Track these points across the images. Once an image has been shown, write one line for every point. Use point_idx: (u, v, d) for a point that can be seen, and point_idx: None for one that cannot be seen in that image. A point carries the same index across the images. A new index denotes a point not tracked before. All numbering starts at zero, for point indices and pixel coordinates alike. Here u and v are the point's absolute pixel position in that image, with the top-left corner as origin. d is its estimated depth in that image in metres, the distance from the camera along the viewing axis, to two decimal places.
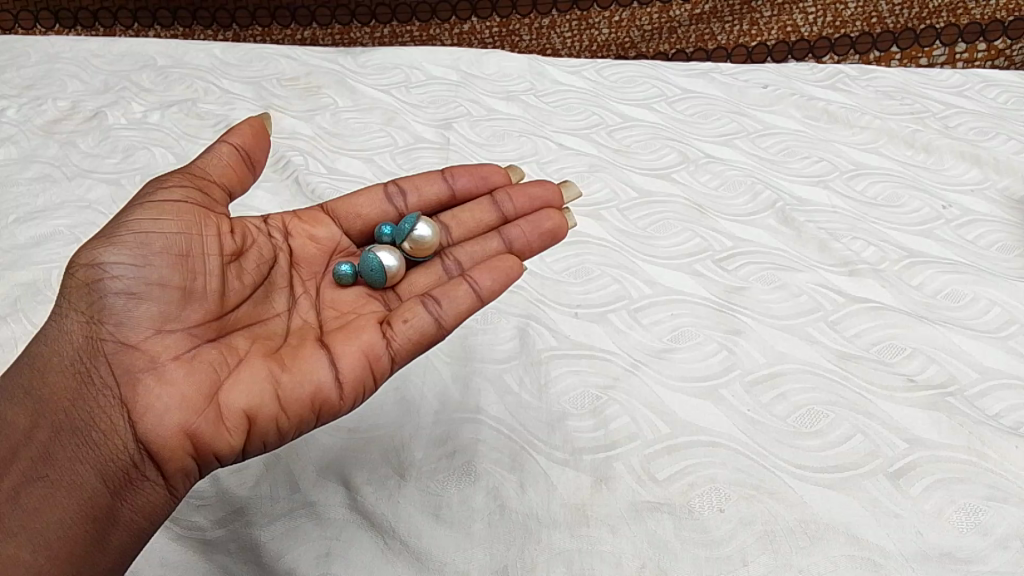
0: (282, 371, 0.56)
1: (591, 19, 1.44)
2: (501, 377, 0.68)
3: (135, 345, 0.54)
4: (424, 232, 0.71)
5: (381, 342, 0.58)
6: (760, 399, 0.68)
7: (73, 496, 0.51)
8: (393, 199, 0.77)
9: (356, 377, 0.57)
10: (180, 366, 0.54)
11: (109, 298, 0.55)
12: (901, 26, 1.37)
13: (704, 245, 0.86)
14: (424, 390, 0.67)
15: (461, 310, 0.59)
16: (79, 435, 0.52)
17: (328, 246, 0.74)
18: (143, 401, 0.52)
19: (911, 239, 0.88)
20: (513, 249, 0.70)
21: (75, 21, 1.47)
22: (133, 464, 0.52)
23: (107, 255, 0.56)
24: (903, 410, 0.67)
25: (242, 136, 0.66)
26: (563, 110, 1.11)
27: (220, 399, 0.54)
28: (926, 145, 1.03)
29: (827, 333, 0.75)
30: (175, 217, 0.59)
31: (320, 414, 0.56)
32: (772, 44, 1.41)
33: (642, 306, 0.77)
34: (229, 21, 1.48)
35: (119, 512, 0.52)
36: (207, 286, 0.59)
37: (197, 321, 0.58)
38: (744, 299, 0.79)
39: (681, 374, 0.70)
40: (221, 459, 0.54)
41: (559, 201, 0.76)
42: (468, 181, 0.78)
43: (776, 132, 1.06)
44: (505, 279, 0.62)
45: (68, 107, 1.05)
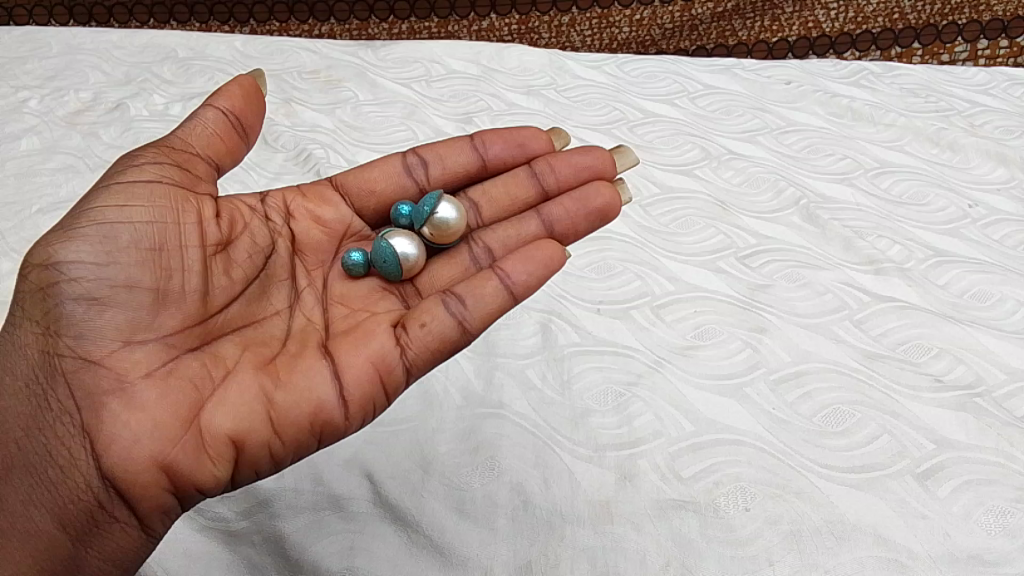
0: (276, 389, 0.55)
1: (612, 17, 1.44)
2: (524, 372, 0.68)
3: (98, 362, 0.53)
4: (446, 216, 0.71)
5: (395, 352, 0.57)
6: (785, 397, 0.67)
7: (27, 544, 0.51)
8: (412, 170, 0.77)
9: (362, 397, 0.56)
10: (152, 386, 0.53)
11: (66, 309, 0.54)
12: (923, 22, 1.35)
13: (728, 242, 0.85)
14: (447, 385, 0.66)
15: (488, 313, 0.59)
16: (36, 474, 0.52)
17: (337, 229, 0.74)
18: (107, 433, 0.51)
19: (937, 237, 0.87)
20: (557, 232, 0.71)
21: (90, 16, 1.48)
22: (97, 505, 0.51)
23: (64, 254, 0.55)
24: (930, 411, 0.66)
25: (230, 99, 0.66)
26: (584, 105, 1.10)
27: (202, 423, 0.52)
28: (951, 143, 1.02)
29: (852, 332, 0.74)
30: (145, 203, 0.58)
31: (321, 437, 0.55)
32: (793, 39, 1.40)
33: (665, 302, 0.77)
34: (246, 16, 1.48)
35: (85, 559, 0.52)
36: (185, 286, 0.58)
37: (173, 328, 0.56)
38: (768, 296, 0.78)
39: (705, 371, 0.69)
40: (204, 492, 0.53)
41: (612, 170, 0.77)
42: (502, 148, 0.79)
43: (799, 128, 1.05)
44: (540, 272, 0.62)
45: (90, 98, 1.06)
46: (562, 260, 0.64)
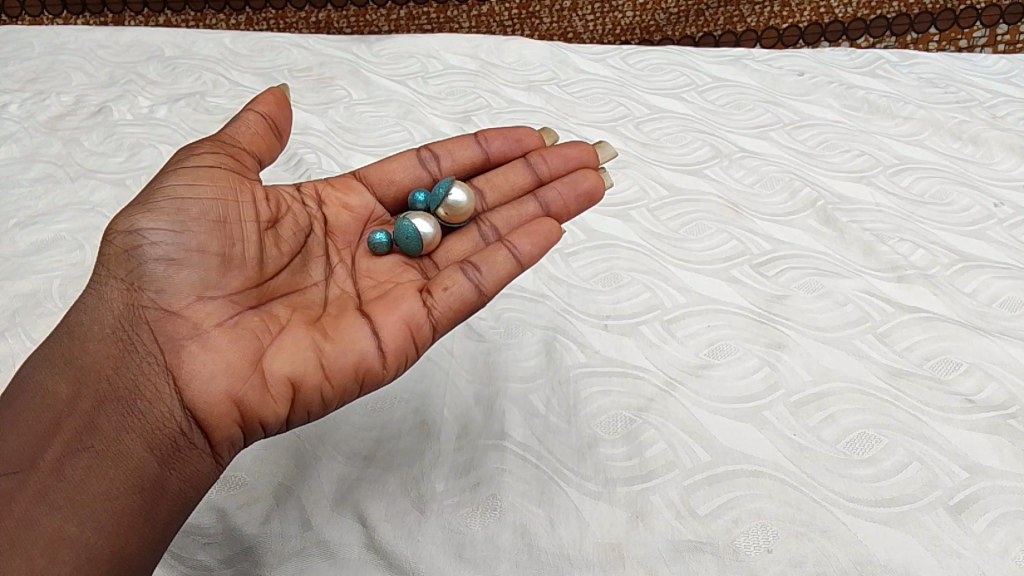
0: (324, 340, 0.57)
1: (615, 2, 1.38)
2: (527, 398, 0.64)
3: (177, 312, 0.55)
4: (458, 198, 0.71)
5: (422, 311, 0.59)
6: (807, 421, 0.63)
7: (118, 466, 0.51)
8: (426, 163, 0.77)
9: (398, 349, 0.57)
10: (222, 333, 0.55)
11: (147, 266, 0.56)
12: (940, 6, 1.30)
13: (741, 248, 0.81)
14: (445, 412, 0.62)
15: (501, 276, 0.62)
16: (124, 405, 0.52)
17: (363, 214, 0.74)
18: (187, 369, 0.53)
19: (961, 240, 0.82)
20: (553, 211, 0.71)
21: (83, 7, 1.44)
22: (179, 432, 0.52)
23: (144, 223, 0.57)
24: (961, 434, 0.62)
25: (265, 105, 0.69)
26: (587, 101, 1.05)
27: (264, 366, 0.54)
28: (973, 137, 0.97)
29: (876, 346, 0.70)
30: (209, 183, 0.60)
31: (362, 384, 0.57)
32: (804, 25, 1.35)
33: (676, 316, 0.73)
34: (241, 3, 1.43)
35: (167, 481, 0.52)
36: (245, 253, 0.60)
37: (237, 288, 0.59)
38: (786, 308, 0.73)
39: (720, 394, 0.65)
40: (266, 428, 0.55)
41: (595, 160, 0.77)
42: (501, 143, 0.79)
43: (814, 123, 1.01)
44: (542, 244, 0.64)
45: (72, 101, 1.01)
46: (561, 236, 0.67)
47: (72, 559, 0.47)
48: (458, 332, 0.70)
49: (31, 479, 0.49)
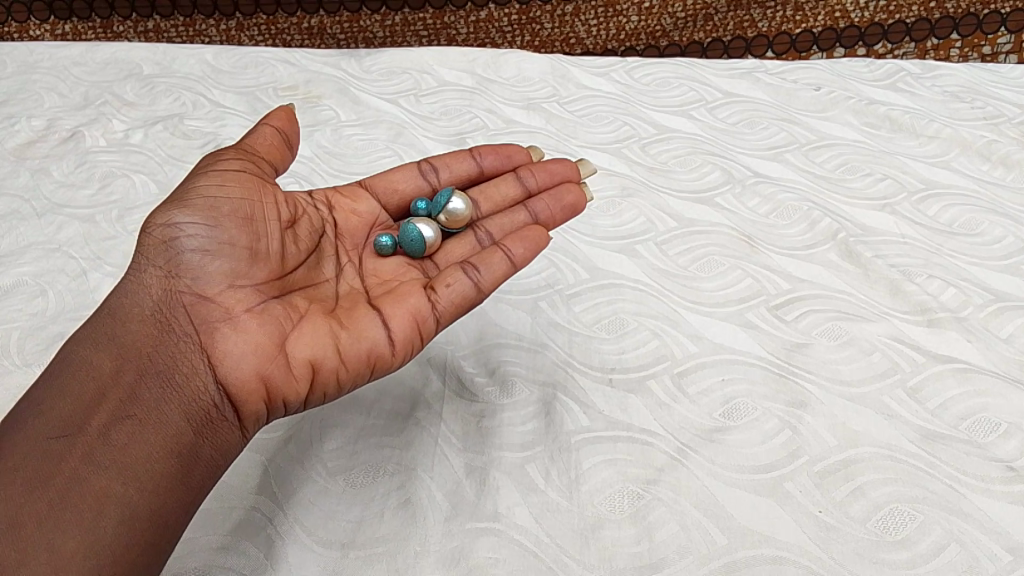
0: (341, 329, 0.58)
1: (619, 5, 1.32)
2: (524, 469, 0.58)
3: (211, 297, 0.55)
4: (457, 204, 0.69)
5: (427, 305, 0.59)
6: (834, 495, 0.57)
7: (158, 432, 0.50)
8: (427, 175, 0.75)
9: (407, 337, 0.58)
10: (253, 317, 0.55)
11: (184, 254, 0.56)
12: (962, 10, 1.23)
13: (757, 288, 0.75)
14: (433, 488, 0.56)
15: (498, 276, 0.61)
16: (162, 378, 0.52)
17: (368, 219, 0.71)
18: (221, 347, 0.53)
19: (995, 276, 0.76)
20: (539, 220, 0.69)
21: (70, 12, 1.37)
22: (213, 405, 0.52)
23: (180, 214, 0.57)
24: (1003, 508, 0.56)
25: (279, 120, 0.67)
26: (590, 120, 0.99)
27: (288, 350, 0.55)
28: (1004, 158, 0.90)
29: (906, 404, 0.64)
30: (237, 180, 0.61)
31: (376, 371, 0.58)
32: (818, 30, 1.29)
33: (686, 369, 0.67)
34: (231, 9, 1.36)
35: (202, 449, 0.51)
36: (270, 247, 0.60)
37: (263, 277, 0.58)
38: (808, 359, 0.67)
39: (737, 463, 0.59)
40: (288, 407, 0.55)
41: (576, 177, 0.74)
42: (494, 160, 0.75)
43: (832, 143, 0.94)
44: (535, 247, 0.64)
45: (43, 125, 0.95)
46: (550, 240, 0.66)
47: (117, 515, 0.46)
48: (448, 392, 0.64)
49: (79, 442, 0.48)
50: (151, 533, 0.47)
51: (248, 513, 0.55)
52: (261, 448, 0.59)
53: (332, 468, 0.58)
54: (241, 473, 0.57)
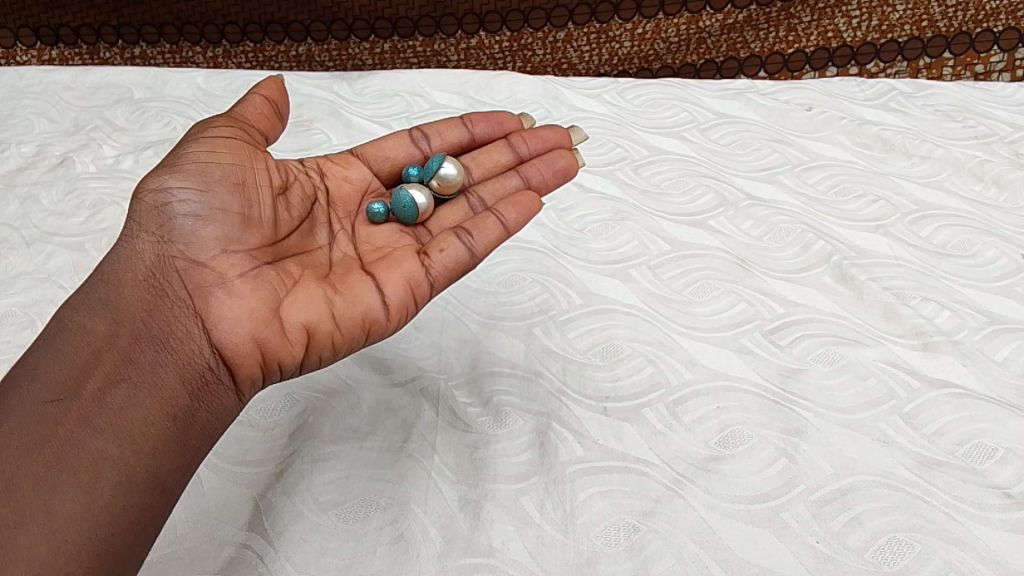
0: (335, 295, 0.59)
1: (612, 32, 1.32)
2: (518, 501, 0.58)
3: (205, 263, 0.56)
4: (450, 169, 0.72)
5: (420, 270, 0.62)
6: (831, 525, 0.56)
7: (154, 395, 0.51)
8: (418, 143, 0.77)
9: (401, 302, 0.60)
10: (247, 283, 0.57)
11: (176, 220, 0.57)
12: (954, 29, 1.24)
13: (751, 312, 0.74)
14: (426, 523, 0.56)
15: (492, 242, 0.63)
16: (157, 342, 0.53)
17: (361, 186, 0.74)
18: (216, 312, 0.55)
19: (990, 298, 0.76)
20: (532, 185, 0.72)
21: (56, 38, 1.37)
22: (208, 369, 0.54)
23: (172, 181, 0.58)
24: (1002, 537, 0.56)
25: (268, 88, 0.69)
26: (582, 142, 0.99)
27: (283, 315, 0.57)
28: (996, 178, 0.91)
29: (903, 430, 0.63)
30: (229, 150, 0.61)
31: (369, 335, 0.60)
32: (811, 50, 1.29)
33: (681, 396, 0.66)
34: (218, 36, 1.36)
35: (197, 412, 0.53)
36: (262, 214, 0.61)
37: (256, 244, 0.60)
38: (803, 385, 0.67)
39: (733, 493, 0.58)
40: (283, 371, 0.57)
41: (568, 142, 0.77)
42: (486, 126, 0.79)
43: (825, 164, 0.94)
44: (528, 213, 0.66)
45: (33, 152, 0.95)
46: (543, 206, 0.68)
47: (113, 477, 0.48)
48: (441, 423, 0.64)
49: (75, 405, 0.49)
50: (147, 495, 0.49)
51: (240, 552, 0.54)
52: (253, 484, 0.58)
53: (324, 502, 0.57)
54: (232, 510, 0.57)
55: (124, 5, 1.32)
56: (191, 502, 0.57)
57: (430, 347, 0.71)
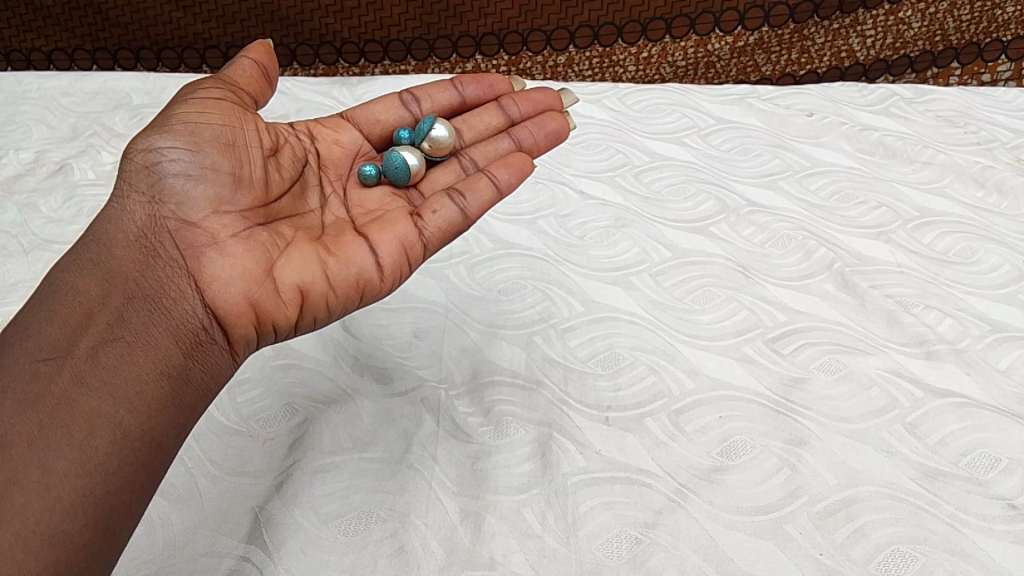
0: (328, 256, 0.61)
1: (616, 55, 1.33)
2: (520, 513, 0.57)
3: (196, 224, 0.57)
4: (440, 132, 0.75)
5: (414, 232, 0.63)
6: (834, 537, 0.56)
7: (148, 355, 0.51)
8: (409, 106, 0.80)
9: (394, 264, 0.61)
10: (239, 243, 0.58)
11: (167, 180, 0.58)
12: (966, 41, 1.25)
13: (753, 320, 0.74)
14: (427, 536, 0.56)
15: (484, 203, 0.65)
16: (149, 302, 0.53)
17: (351, 150, 0.77)
18: (208, 273, 0.56)
19: (992, 306, 0.76)
20: (525, 147, 0.76)
21: (27, 63, 1.36)
22: (202, 328, 0.54)
23: (162, 142, 0.59)
24: (1007, 550, 0.56)
25: (257, 52, 0.70)
26: (583, 148, 0.99)
27: (276, 275, 0.58)
28: (998, 185, 0.90)
29: (906, 440, 0.63)
30: (218, 112, 0.63)
31: (363, 296, 0.61)
32: (824, 70, 1.31)
33: (684, 406, 0.66)
34: (198, 61, 1.37)
35: (192, 371, 0.53)
36: (253, 175, 0.62)
37: (247, 206, 0.61)
38: (806, 395, 0.67)
39: (736, 504, 0.58)
40: (278, 331, 0.58)
41: (558, 105, 0.82)
42: (476, 88, 0.82)
43: (826, 170, 0.94)
44: (519, 175, 0.68)
45: (31, 158, 0.94)
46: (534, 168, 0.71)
47: (107, 435, 0.47)
48: (442, 433, 0.63)
49: (68, 365, 0.49)
50: (142, 452, 0.48)
51: (239, 565, 0.53)
52: (252, 496, 0.58)
53: (324, 514, 0.57)
54: (232, 522, 0.56)
55: (99, 29, 1.33)
56: (191, 515, 0.57)
57: (431, 355, 0.71)
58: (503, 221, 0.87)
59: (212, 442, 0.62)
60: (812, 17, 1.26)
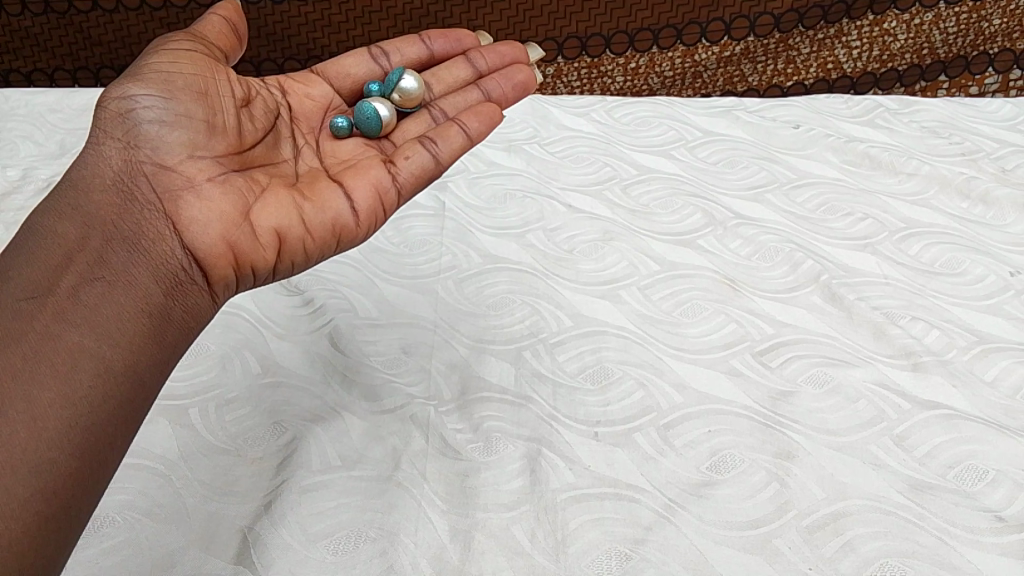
0: (303, 201, 0.62)
1: (604, 66, 1.34)
2: (509, 531, 0.57)
3: (171, 167, 0.59)
4: (409, 83, 0.79)
5: (387, 178, 0.66)
6: (823, 551, 0.56)
7: (130, 293, 0.52)
8: (378, 60, 0.85)
9: (370, 210, 0.64)
10: (215, 186, 0.59)
11: (141, 126, 0.60)
12: (953, 54, 1.27)
13: (741, 333, 0.74)
14: (417, 556, 0.56)
15: (455, 149, 0.70)
16: (129, 243, 0.54)
17: (322, 102, 0.81)
18: (186, 215, 0.57)
19: (978, 317, 0.76)
20: (493, 97, 0.81)
21: (5, 82, 1.39)
22: (181, 268, 0.55)
23: (136, 89, 0.61)
24: (995, 562, 0.56)
25: (224, 9, 0.73)
26: (571, 162, 0.99)
27: (253, 219, 0.59)
28: (983, 196, 0.91)
29: (894, 453, 0.63)
30: (190, 62, 0.65)
31: (339, 241, 0.63)
32: (811, 82, 1.32)
33: (673, 420, 0.66)
34: None
35: (173, 310, 0.54)
36: (226, 123, 0.65)
37: (221, 152, 0.63)
38: (793, 408, 0.67)
39: (725, 519, 0.58)
40: (256, 273, 0.59)
41: (525, 58, 0.89)
42: (444, 42, 0.87)
43: (813, 182, 0.95)
44: (488, 124, 0.73)
45: (18, 176, 0.94)
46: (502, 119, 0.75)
47: (91, 370, 0.47)
48: (431, 451, 0.63)
49: (49, 302, 0.49)
50: (125, 388, 0.48)
51: None
52: (240, 516, 0.58)
53: (313, 533, 0.57)
54: (221, 543, 0.56)
55: (79, 48, 1.35)
56: (180, 537, 0.56)
57: (420, 371, 0.71)
58: (491, 234, 0.87)
59: (200, 462, 0.62)
60: (797, 27, 1.27)
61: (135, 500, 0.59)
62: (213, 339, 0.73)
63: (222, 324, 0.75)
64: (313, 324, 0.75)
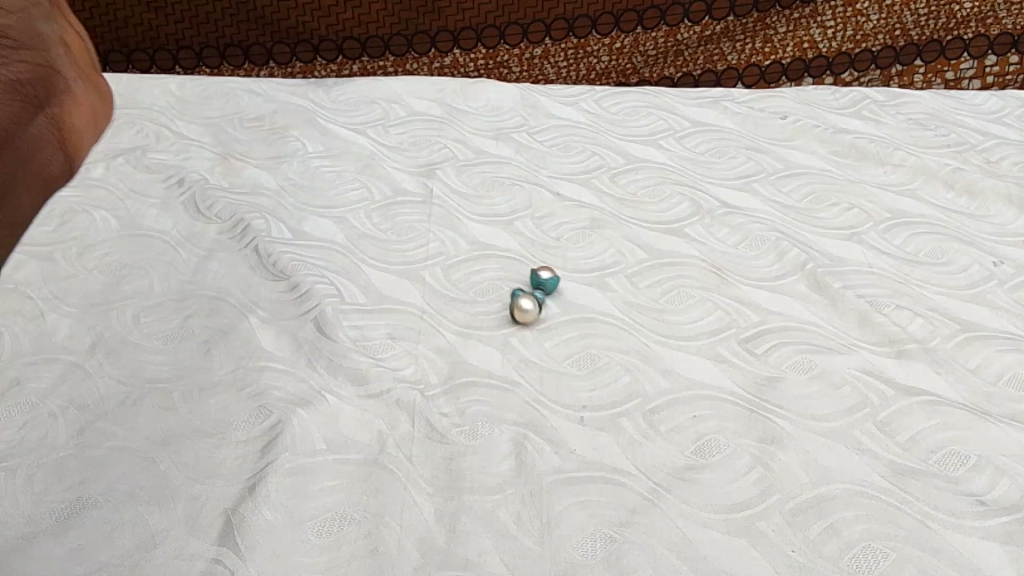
0: None
1: (590, 47, 1.34)
2: (494, 514, 0.57)
3: None
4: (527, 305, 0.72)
5: None
6: (806, 534, 0.56)
7: None
8: None
9: None
10: None
11: None
12: (926, 37, 1.27)
13: (727, 320, 0.75)
14: (402, 538, 0.55)
15: None
16: None
17: None
18: None
19: (961, 305, 0.76)
20: None
21: None
22: None
23: None
24: (976, 545, 0.56)
25: None
26: (559, 150, 1.00)
27: None
28: (968, 187, 0.92)
29: (877, 438, 0.64)
30: None
31: None
32: (788, 62, 1.31)
33: (658, 405, 0.66)
34: (169, 63, 1.37)
35: None
36: None
37: None
38: (778, 394, 0.67)
39: (709, 503, 0.58)
40: None
41: None
42: None
43: (800, 172, 0.95)
44: None
45: None
46: None
47: None
48: (417, 434, 0.63)
49: None
50: None
51: (212, 567, 0.53)
52: (225, 498, 0.58)
53: (298, 515, 0.57)
54: (205, 525, 0.56)
55: None
56: (164, 518, 0.56)
57: (406, 355, 0.70)
58: (478, 220, 0.88)
59: (184, 445, 0.61)
60: (775, 6, 1.29)
61: (118, 482, 0.58)
62: (198, 324, 0.72)
63: (208, 309, 0.74)
64: (299, 308, 0.75)
